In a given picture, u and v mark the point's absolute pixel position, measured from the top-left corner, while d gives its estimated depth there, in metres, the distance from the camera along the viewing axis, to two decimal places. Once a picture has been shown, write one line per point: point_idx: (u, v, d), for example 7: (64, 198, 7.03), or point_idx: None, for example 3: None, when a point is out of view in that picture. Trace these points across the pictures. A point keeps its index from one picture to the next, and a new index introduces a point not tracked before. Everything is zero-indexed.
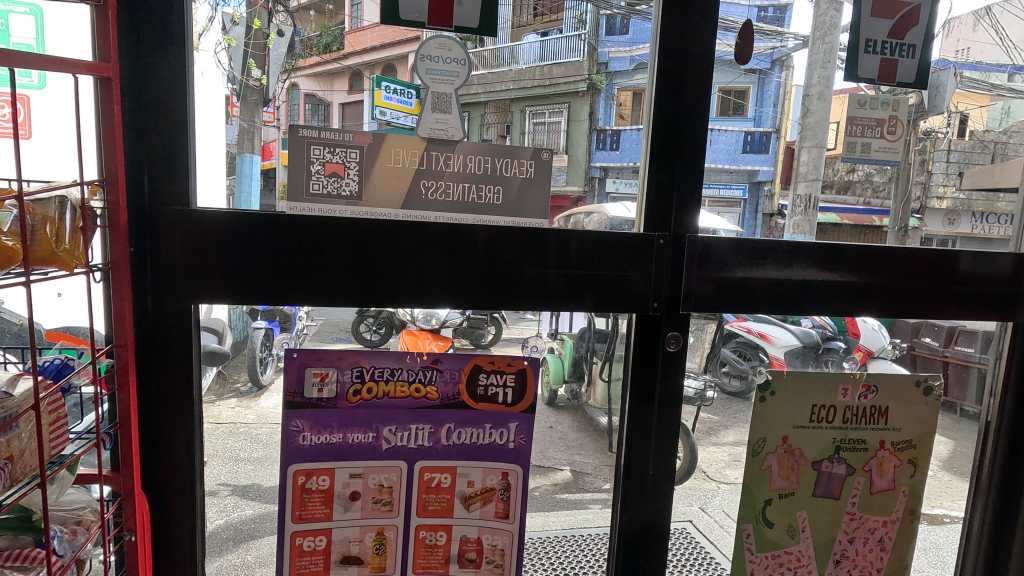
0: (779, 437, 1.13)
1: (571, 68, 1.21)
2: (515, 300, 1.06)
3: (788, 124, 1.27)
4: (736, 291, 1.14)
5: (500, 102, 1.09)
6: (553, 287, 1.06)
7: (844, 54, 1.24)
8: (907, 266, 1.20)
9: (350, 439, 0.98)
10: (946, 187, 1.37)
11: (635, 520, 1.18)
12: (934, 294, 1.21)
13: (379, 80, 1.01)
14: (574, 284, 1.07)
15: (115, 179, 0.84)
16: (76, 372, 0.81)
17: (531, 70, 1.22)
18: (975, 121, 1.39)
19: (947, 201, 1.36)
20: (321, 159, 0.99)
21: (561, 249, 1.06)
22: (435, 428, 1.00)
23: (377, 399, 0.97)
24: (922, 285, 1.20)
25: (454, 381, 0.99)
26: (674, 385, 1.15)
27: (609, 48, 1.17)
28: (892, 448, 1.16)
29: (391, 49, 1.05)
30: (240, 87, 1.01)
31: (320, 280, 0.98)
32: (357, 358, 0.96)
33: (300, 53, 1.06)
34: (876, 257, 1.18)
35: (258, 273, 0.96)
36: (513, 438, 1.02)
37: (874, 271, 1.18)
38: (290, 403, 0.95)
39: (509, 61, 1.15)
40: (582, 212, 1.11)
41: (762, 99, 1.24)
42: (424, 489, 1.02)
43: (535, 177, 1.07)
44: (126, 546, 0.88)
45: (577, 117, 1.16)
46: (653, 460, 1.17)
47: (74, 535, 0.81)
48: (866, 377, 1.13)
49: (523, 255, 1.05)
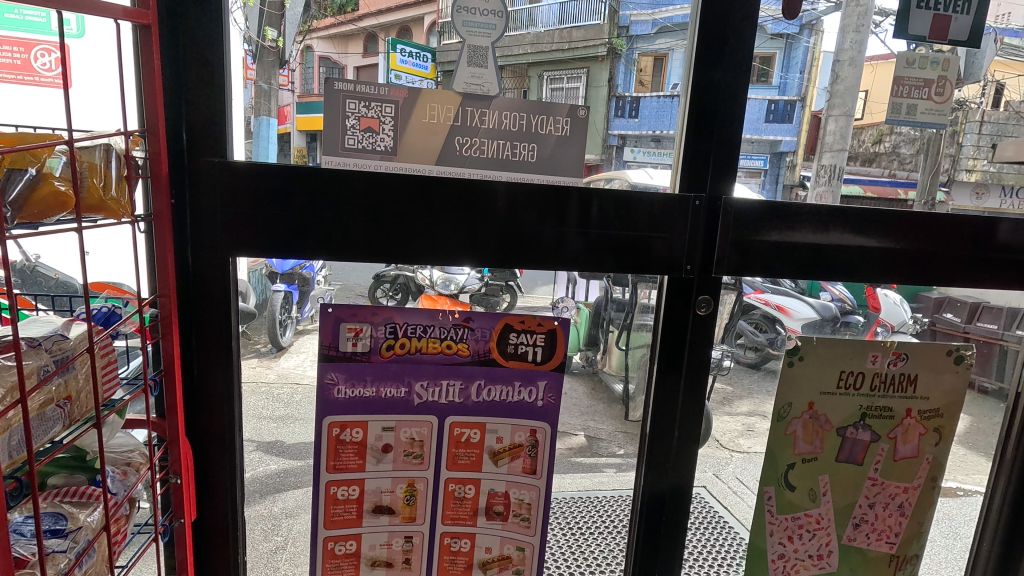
0: (805, 402, 1.13)
1: (592, 32, 1.13)
2: (533, 258, 1.05)
3: (813, 92, 1.21)
4: (769, 256, 1.12)
5: (517, 66, 1.06)
6: (573, 247, 1.06)
7: (877, 18, 1.20)
8: (946, 234, 1.17)
9: (383, 393, 1.00)
10: (976, 160, 1.33)
11: (658, 481, 1.20)
12: (971, 262, 1.19)
13: (395, 43, 0.99)
14: (598, 244, 1.07)
15: (156, 129, 0.84)
16: (123, 321, 0.83)
17: (551, 33, 1.10)
18: (1012, 90, 1.33)
19: (976, 174, 1.33)
20: (357, 114, 0.98)
21: (585, 208, 1.05)
22: (465, 385, 1.01)
23: (410, 354, 0.99)
24: (959, 255, 1.18)
25: (484, 339, 1.00)
26: (703, 347, 1.15)
27: (631, 11, 1.14)
28: (918, 416, 1.16)
29: (407, 11, 1.02)
30: (257, 49, 1.00)
31: (351, 236, 0.99)
32: (390, 314, 0.97)
33: (315, 14, 1.03)
34: (913, 225, 1.15)
35: (291, 227, 0.96)
36: (542, 396, 1.04)
37: (911, 238, 1.16)
38: (326, 356, 0.97)
39: (527, 24, 1.08)
40: (601, 178, 1.11)
41: (789, 65, 1.18)
42: (454, 443, 1.04)
43: (571, 134, 1.06)
44: (172, 488, 0.92)
45: (596, 82, 1.10)
46: (680, 421, 1.18)
47: (125, 475, 0.86)
48: (897, 345, 1.12)
49: (546, 214, 1.04)
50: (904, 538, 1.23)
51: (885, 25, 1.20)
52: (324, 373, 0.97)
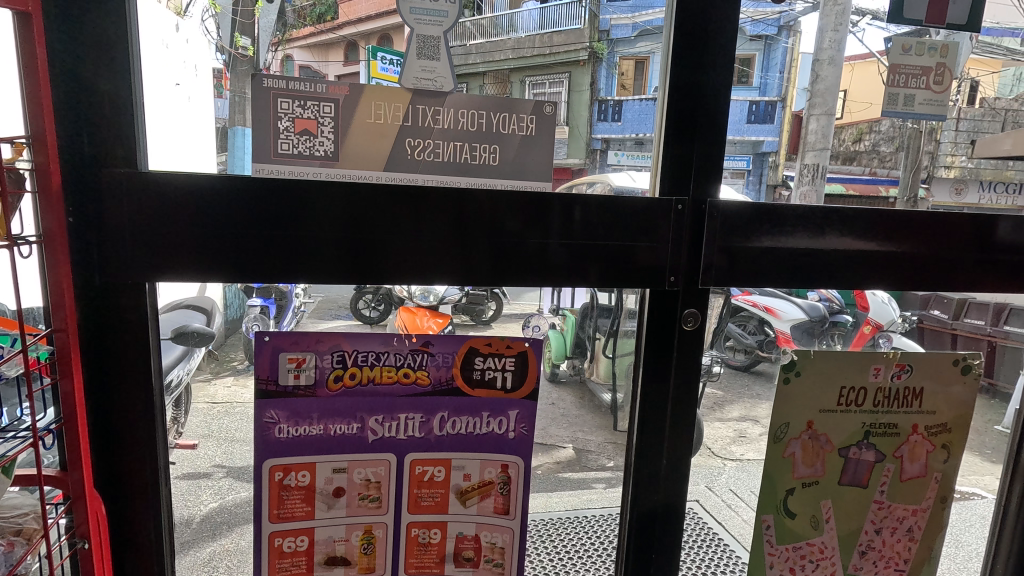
0: (804, 422, 1.06)
1: (572, 37, 1.06)
2: (520, 274, 0.98)
3: (792, 93, 1.17)
4: (762, 264, 1.06)
5: (498, 72, 0.99)
6: (559, 260, 0.99)
7: (855, 18, 1.16)
8: (944, 236, 1.11)
9: (332, 431, 0.92)
10: (955, 156, 1.29)
11: (646, 502, 1.12)
12: (972, 264, 1.13)
13: (375, 50, 0.93)
14: (585, 256, 0.99)
15: (45, 140, 0.76)
16: (7, 360, 0.75)
17: (532, 39, 1.05)
18: (986, 87, 1.28)
19: (955, 170, 1.31)
20: (290, 115, 0.90)
21: (569, 219, 0.98)
22: (427, 417, 0.93)
23: (362, 385, 0.90)
24: (956, 260, 1.12)
25: (448, 365, 0.92)
26: (692, 364, 1.08)
27: (611, 14, 1.05)
28: (925, 433, 1.10)
29: (389, 18, 0.96)
30: (231, 59, 0.94)
31: (319, 258, 0.91)
32: (337, 341, 0.89)
33: (293, 23, 0.96)
34: (911, 227, 1.10)
35: (257, 249, 0.89)
36: (514, 427, 0.96)
37: (909, 240, 1.10)
38: (264, 391, 0.88)
39: (507, 29, 1.04)
40: (585, 181, 1.06)
41: (768, 66, 1.12)
42: (416, 483, 0.96)
43: (537, 134, 0.98)
44: (80, 554, 0.85)
45: (578, 87, 1.04)
46: (668, 444, 1.11)
47: (12, 546, 0.79)
48: (900, 357, 1.06)
49: (530, 225, 0.97)
50: (913, 564, 1.16)
51: (862, 24, 1.17)
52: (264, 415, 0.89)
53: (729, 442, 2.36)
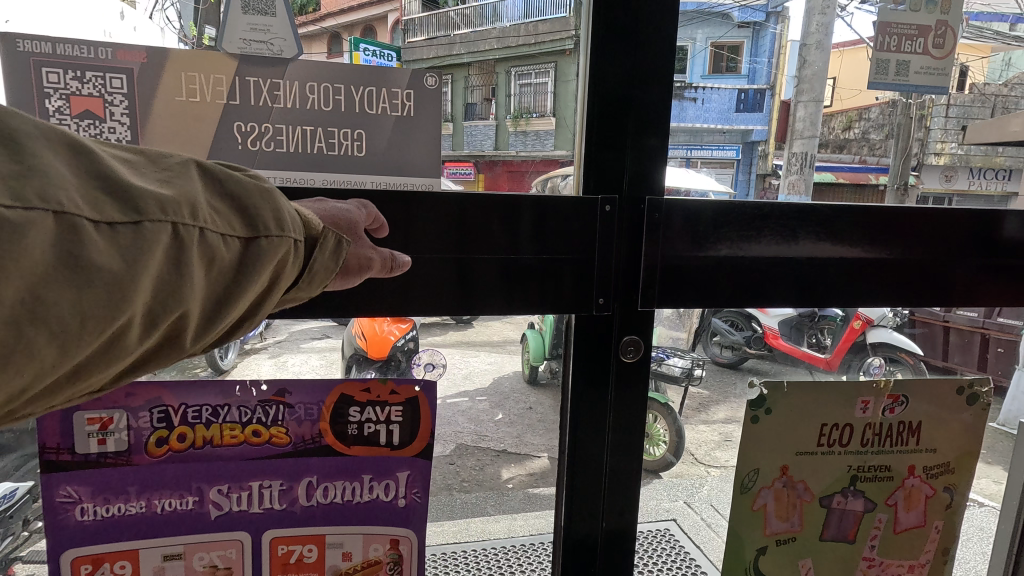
0: (780, 467, 1.15)
1: (558, 25, 1.15)
2: (521, 293, 1.08)
3: (782, 80, 1.31)
4: (716, 268, 1.12)
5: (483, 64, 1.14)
6: (530, 266, 1.07)
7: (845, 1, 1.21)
8: (900, 228, 1.14)
9: (159, 506, 1.01)
10: (944, 143, 1.34)
11: (578, 532, 1.19)
12: (927, 259, 1.16)
13: (357, 42, 1.01)
14: (555, 261, 1.07)
15: None
16: None
17: (517, 28, 1.19)
18: (977, 73, 1.29)
19: (944, 157, 1.34)
20: (66, 90, 0.93)
21: (542, 224, 1.06)
22: (290, 485, 1.05)
23: (193, 448, 1.01)
24: (914, 263, 1.16)
25: (314, 417, 1.04)
26: (629, 390, 1.16)
27: None
28: (921, 475, 1.20)
29: (367, 10, 1.05)
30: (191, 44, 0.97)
31: None
32: (161, 395, 0.99)
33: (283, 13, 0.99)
34: (860, 224, 1.13)
35: None
36: (403, 494, 1.09)
37: (853, 238, 1.13)
38: (68, 467, 0.97)
39: (492, 19, 1.20)
40: (560, 175, 1.15)
41: (757, 51, 1.27)
42: (283, 561, 1.08)
43: (412, 115, 1.04)
44: None
45: (565, 77, 1.16)
46: (609, 468, 1.18)
47: None
48: (891, 389, 1.16)
49: (503, 223, 1.05)
50: None
51: (850, 9, 1.20)
52: (56, 492, 0.97)
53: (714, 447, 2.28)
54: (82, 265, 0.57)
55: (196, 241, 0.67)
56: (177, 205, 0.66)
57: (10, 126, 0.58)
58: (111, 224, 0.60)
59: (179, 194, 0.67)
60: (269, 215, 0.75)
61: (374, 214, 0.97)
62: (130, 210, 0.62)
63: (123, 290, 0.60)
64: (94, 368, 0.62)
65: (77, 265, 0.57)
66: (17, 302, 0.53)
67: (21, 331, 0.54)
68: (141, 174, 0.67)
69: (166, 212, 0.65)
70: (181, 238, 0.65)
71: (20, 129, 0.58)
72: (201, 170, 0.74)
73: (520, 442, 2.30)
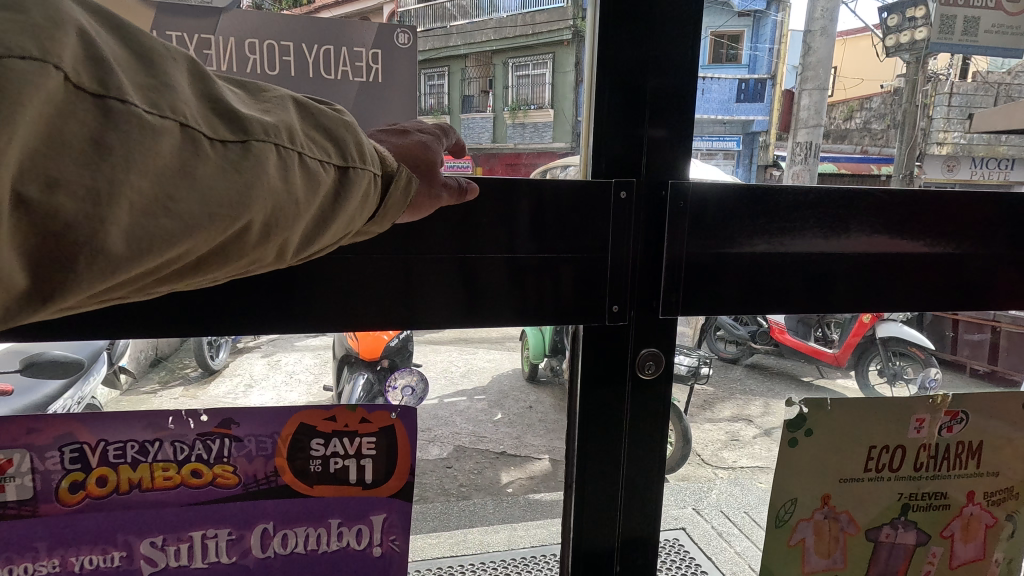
0: (826, 495, 1.12)
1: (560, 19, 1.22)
2: (531, 292, 0.99)
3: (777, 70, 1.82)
4: (738, 266, 1.04)
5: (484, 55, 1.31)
6: (531, 261, 0.98)
7: None
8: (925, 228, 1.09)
9: (76, 561, 0.91)
10: (947, 133, 1.49)
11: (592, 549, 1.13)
12: (954, 257, 1.12)
13: None
14: (557, 255, 0.98)
15: None
16: None
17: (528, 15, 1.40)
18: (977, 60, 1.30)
19: (950, 145, 1.46)
20: None
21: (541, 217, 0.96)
22: (239, 533, 0.96)
23: (113, 495, 0.91)
24: (940, 266, 1.11)
25: (268, 453, 0.95)
26: (643, 404, 1.10)
27: None
28: (979, 503, 1.18)
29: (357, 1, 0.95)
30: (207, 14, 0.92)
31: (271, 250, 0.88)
32: (71, 428, 0.88)
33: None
34: (889, 222, 1.08)
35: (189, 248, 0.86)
36: (380, 541, 1.01)
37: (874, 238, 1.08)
38: None
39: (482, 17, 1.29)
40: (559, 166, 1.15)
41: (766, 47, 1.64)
42: None
43: (377, 82, 1.00)
44: None
45: (562, 67, 1.26)
46: (624, 491, 1.12)
47: None
48: (950, 406, 1.13)
49: (501, 212, 0.95)
50: None
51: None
52: None
53: (720, 447, 2.28)
54: (204, 168, 0.50)
55: (298, 161, 0.58)
56: (280, 130, 0.57)
57: (147, 44, 0.51)
58: (222, 138, 0.52)
59: (277, 122, 0.58)
60: (355, 142, 0.65)
61: (456, 142, 0.89)
62: (239, 126, 0.54)
63: (239, 193, 0.52)
64: (219, 259, 0.56)
65: (201, 167, 0.50)
66: (132, 197, 0.46)
67: (128, 217, 0.46)
68: (240, 96, 0.58)
69: (269, 134, 0.56)
70: (282, 153, 0.56)
71: (149, 39, 0.52)
72: (296, 103, 0.63)
73: (520, 444, 2.26)
